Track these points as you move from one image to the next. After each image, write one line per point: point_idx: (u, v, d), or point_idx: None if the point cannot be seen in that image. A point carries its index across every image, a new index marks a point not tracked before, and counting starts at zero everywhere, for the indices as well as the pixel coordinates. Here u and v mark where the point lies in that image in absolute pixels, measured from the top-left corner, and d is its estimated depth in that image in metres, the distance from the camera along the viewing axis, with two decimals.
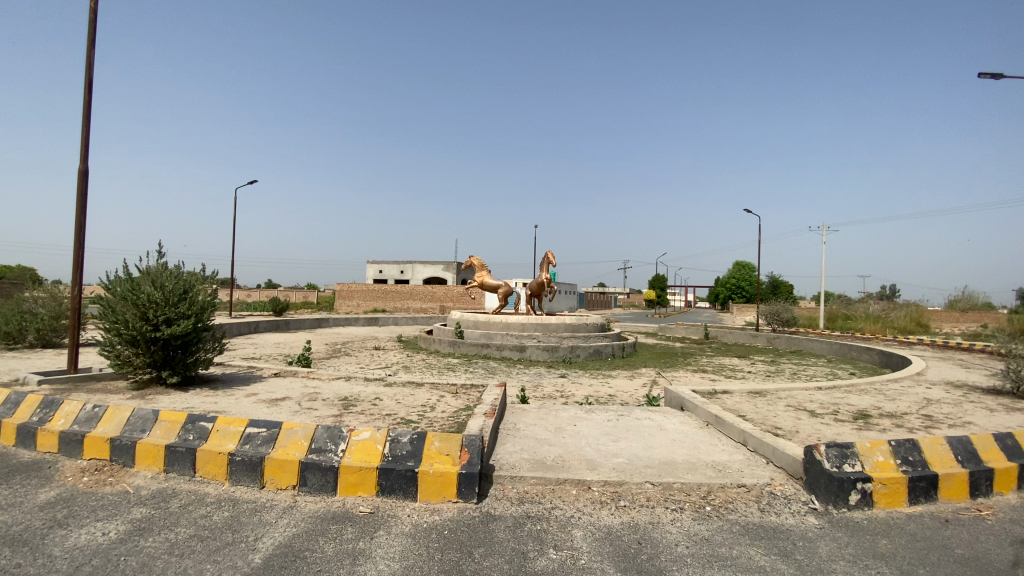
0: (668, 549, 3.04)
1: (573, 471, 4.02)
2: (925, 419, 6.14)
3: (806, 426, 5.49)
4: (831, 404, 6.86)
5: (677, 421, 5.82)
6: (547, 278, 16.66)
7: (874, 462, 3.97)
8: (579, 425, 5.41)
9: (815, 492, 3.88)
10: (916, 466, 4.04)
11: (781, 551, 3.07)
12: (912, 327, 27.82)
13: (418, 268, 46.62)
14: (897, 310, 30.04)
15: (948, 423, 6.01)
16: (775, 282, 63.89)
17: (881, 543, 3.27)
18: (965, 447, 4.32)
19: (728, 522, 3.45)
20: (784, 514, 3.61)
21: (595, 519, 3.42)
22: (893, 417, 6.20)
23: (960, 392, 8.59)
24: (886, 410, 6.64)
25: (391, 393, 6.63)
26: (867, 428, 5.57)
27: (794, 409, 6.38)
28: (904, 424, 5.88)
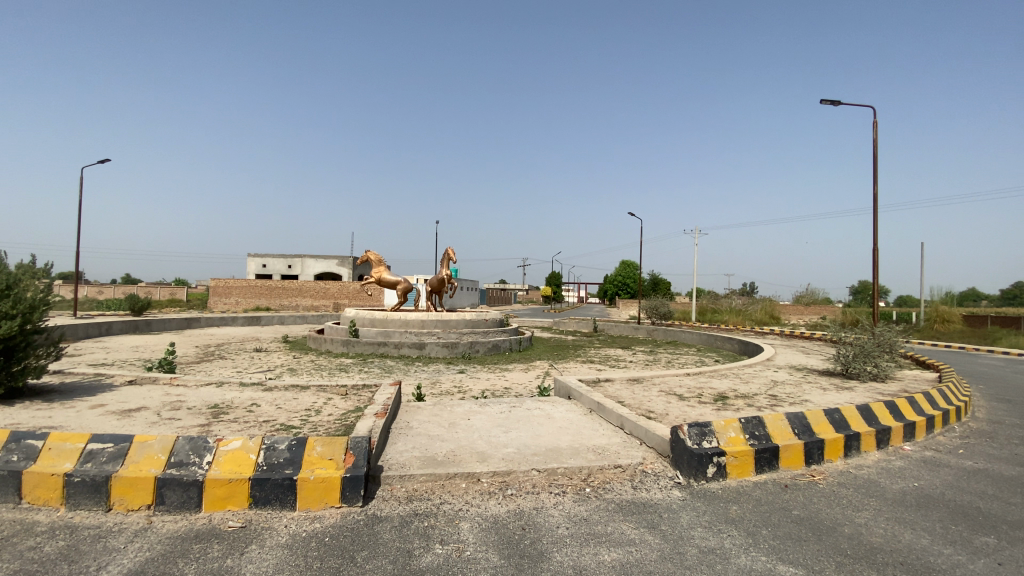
0: (550, 532, 3.18)
1: (463, 465, 4.05)
2: (772, 398, 7.09)
3: (675, 409, 6.08)
4: (697, 388, 7.67)
5: (564, 409, 6.11)
6: (447, 274, 16.58)
7: (728, 438, 4.49)
8: (471, 419, 5.46)
9: (680, 468, 4.31)
10: (762, 440, 4.65)
11: (649, 524, 3.37)
12: (766, 319, 32.01)
13: (309, 263, 43.89)
14: (754, 304, 34.37)
15: (788, 400, 7.02)
16: (658, 279, 69.79)
17: (732, 509, 3.72)
18: (801, 421, 5.07)
19: (605, 501, 3.70)
20: (653, 490, 3.97)
21: (483, 510, 3.48)
22: (746, 397, 7.10)
23: (799, 374, 10.07)
24: (741, 391, 7.58)
25: (271, 398, 6.17)
26: (725, 408, 6.31)
27: (666, 394, 7.03)
28: (754, 403, 6.76)
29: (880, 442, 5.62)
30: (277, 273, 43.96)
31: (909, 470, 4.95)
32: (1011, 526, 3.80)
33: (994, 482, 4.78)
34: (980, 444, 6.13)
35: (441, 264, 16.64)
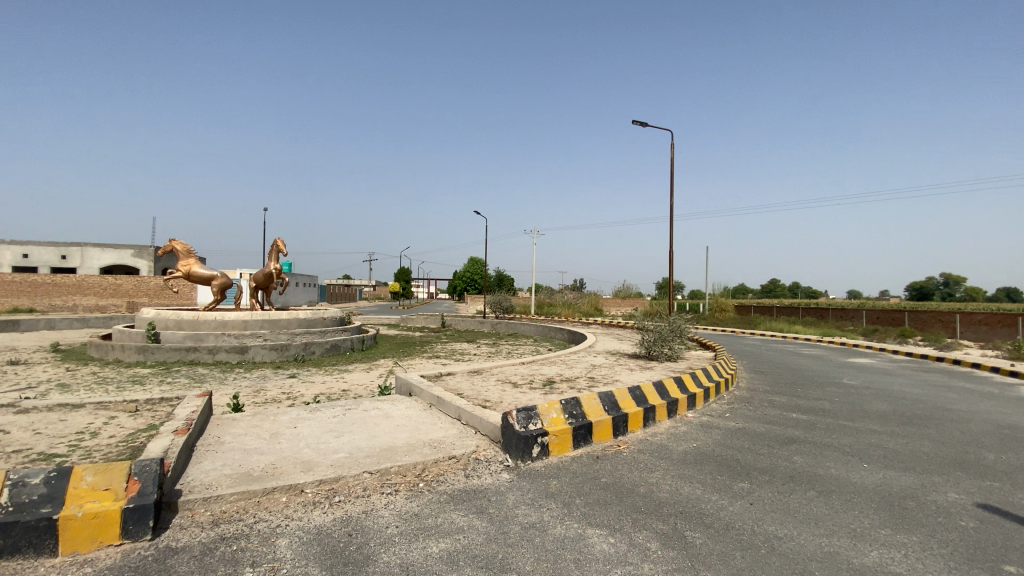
0: (378, 534, 3.12)
1: (285, 477, 3.73)
2: (593, 381, 7.95)
3: (509, 397, 6.44)
4: (530, 376, 8.24)
5: (402, 407, 6.03)
6: (277, 268, 15.07)
7: (550, 419, 4.92)
8: (298, 427, 5.05)
9: (509, 452, 4.58)
10: (578, 418, 5.21)
11: (478, 509, 3.51)
12: (592, 310, 35.84)
13: (93, 254, 35.99)
14: (583, 297, 38.19)
15: (604, 382, 7.96)
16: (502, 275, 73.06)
17: (552, 484, 4.09)
18: (611, 400, 5.80)
19: (436, 493, 3.75)
20: (484, 476, 4.15)
21: (305, 522, 3.25)
22: (570, 381, 7.87)
23: (615, 358, 11.49)
24: (567, 376, 8.36)
25: (27, 423, 4.91)
26: (552, 392, 6.90)
27: (502, 384, 7.41)
28: (577, 386, 7.52)
29: (671, 413, 6.73)
30: (44, 265, 35.15)
31: (691, 434, 6.02)
32: (757, 471, 4.86)
33: (748, 437, 6.07)
34: (740, 407, 7.73)
35: (269, 256, 15.04)
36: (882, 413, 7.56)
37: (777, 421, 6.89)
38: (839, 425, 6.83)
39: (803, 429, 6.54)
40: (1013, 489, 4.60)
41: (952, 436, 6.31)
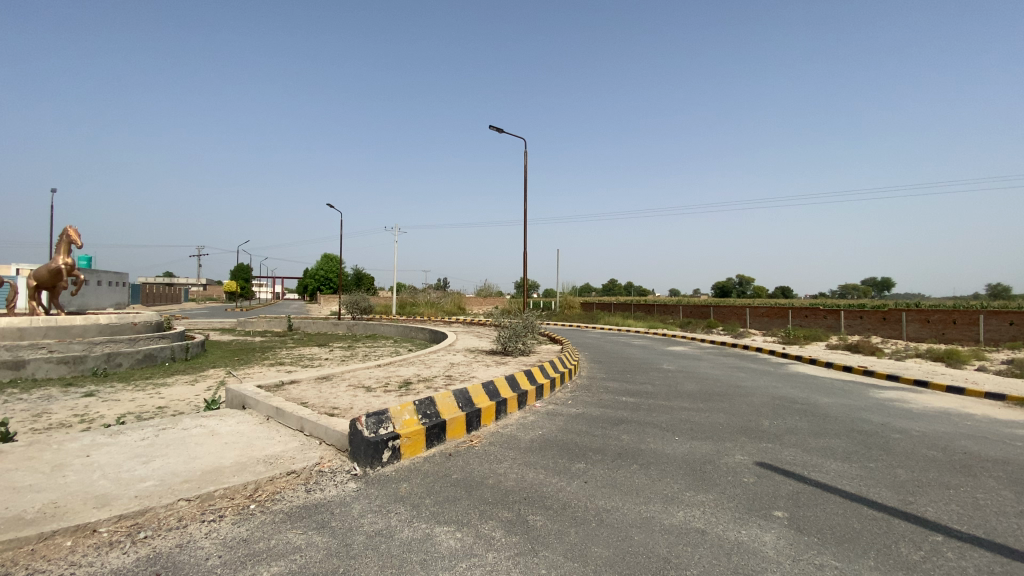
0: (197, 567, 2.75)
1: (70, 517, 3.07)
2: (448, 379, 8.01)
3: (359, 401, 6.16)
4: (384, 378, 7.99)
5: (233, 422, 5.39)
6: (69, 263, 12.34)
7: (402, 421, 4.84)
8: (93, 455, 4.20)
9: (356, 459, 4.40)
10: (431, 417, 5.20)
11: (319, 524, 3.30)
12: (455, 309, 36.10)
13: None
14: (446, 296, 38.21)
15: (459, 379, 8.07)
16: (360, 274, 69.64)
17: (402, 487, 4.03)
18: (464, 397, 5.91)
19: (270, 514, 3.43)
20: (327, 488, 3.91)
21: (97, 568, 2.72)
22: (426, 381, 7.81)
23: (473, 355, 11.73)
24: (423, 376, 8.29)
25: None
26: (406, 393, 6.79)
27: (353, 388, 7.06)
28: (432, 385, 7.50)
29: (520, 405, 7.10)
30: None
31: (538, 423, 6.42)
32: (593, 451, 5.39)
33: (587, 422, 6.67)
34: (582, 395, 8.47)
35: (57, 249, 12.25)
36: (692, 392, 8.92)
37: (611, 405, 7.71)
38: (660, 404, 7.89)
39: (632, 410, 7.42)
40: (779, 447, 5.80)
41: (740, 408, 7.73)
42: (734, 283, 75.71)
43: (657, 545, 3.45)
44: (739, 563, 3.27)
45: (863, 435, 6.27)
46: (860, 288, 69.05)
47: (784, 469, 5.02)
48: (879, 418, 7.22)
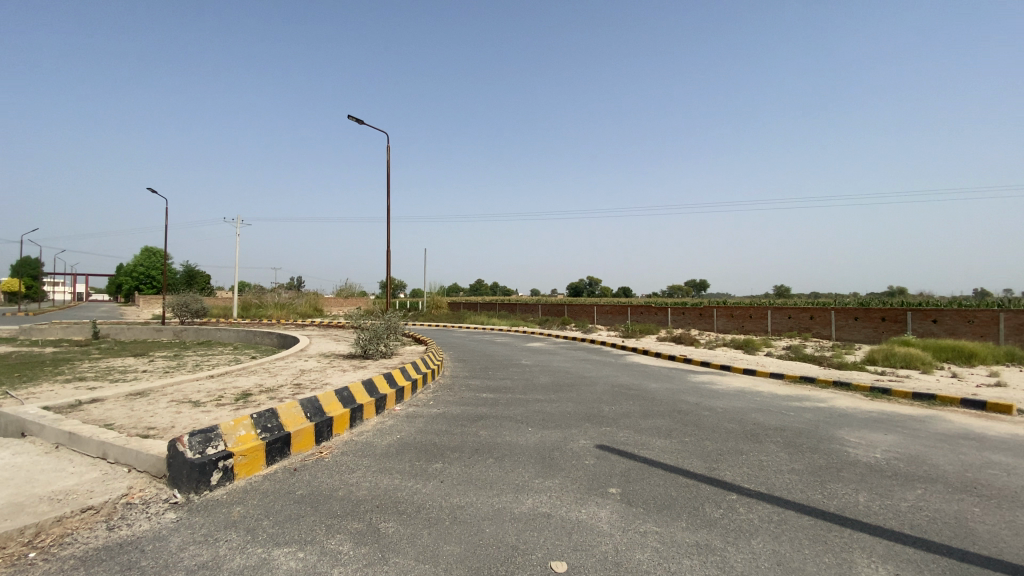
0: None
1: None
2: (297, 387, 7.39)
3: (185, 418, 5.39)
4: (217, 390, 7.09)
5: (4, 454, 4.32)
6: None
7: (236, 438, 4.36)
8: None
9: (178, 485, 3.85)
10: (273, 431, 4.77)
11: (125, 566, 2.82)
12: (310, 311, 33.49)
13: None
14: (299, 297, 35.20)
15: (310, 387, 7.51)
16: (193, 271, 60.74)
17: (235, 512, 3.62)
18: (313, 406, 5.53)
19: (56, 562, 2.83)
20: (137, 523, 3.35)
21: None
22: (270, 391, 7.13)
23: (327, 360, 11.01)
24: (267, 386, 7.55)
25: None
26: (244, 406, 6.11)
27: (177, 403, 6.14)
28: (277, 395, 6.86)
29: (377, 409, 6.87)
30: None
31: (395, 427, 6.27)
32: (450, 450, 5.44)
33: (445, 421, 6.71)
34: (442, 394, 8.48)
35: None
36: (546, 385, 9.51)
37: (470, 402, 7.86)
38: (516, 398, 8.27)
39: (490, 406, 7.65)
40: (616, 429, 6.46)
41: (586, 397, 8.45)
42: (586, 283, 82.74)
43: (506, 534, 3.61)
44: (578, 540, 3.57)
45: (683, 415, 7.29)
46: (685, 288, 80.34)
47: (620, 450, 5.62)
48: (695, 398, 8.47)
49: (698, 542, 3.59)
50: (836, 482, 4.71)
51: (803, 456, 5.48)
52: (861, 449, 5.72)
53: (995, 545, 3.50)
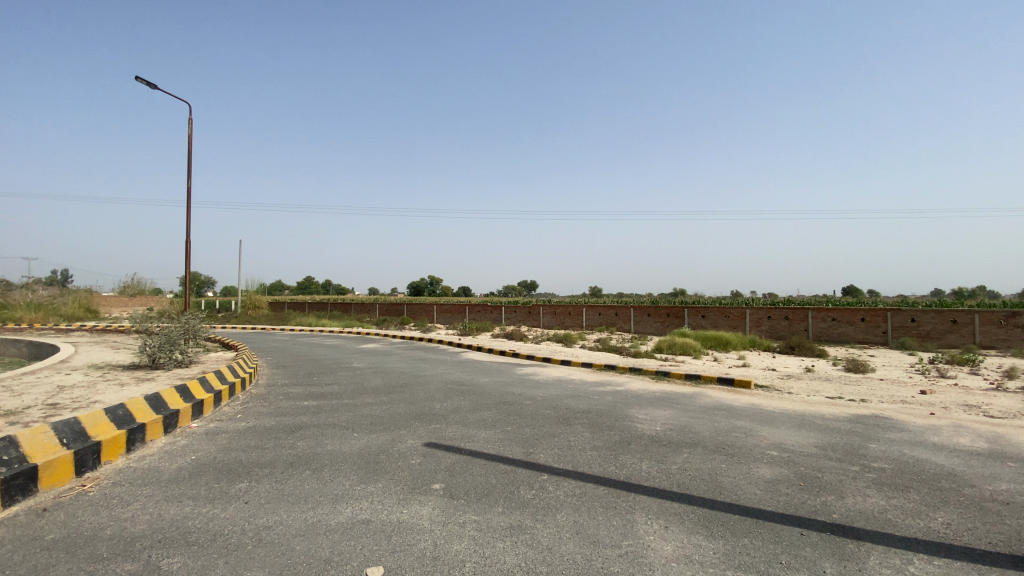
0: None
1: None
2: (53, 408, 5.91)
3: None
4: None
5: None
6: None
7: None
8: None
9: None
10: (11, 465, 3.78)
11: None
12: (79, 313, 27.17)
13: None
14: (64, 295, 28.21)
15: (72, 406, 6.07)
16: None
17: None
18: (74, 430, 4.51)
19: None
20: None
21: None
22: (9, 414, 5.57)
23: (99, 373, 9.00)
24: (4, 408, 5.88)
25: None
26: None
27: None
28: (19, 419, 5.40)
29: (168, 427, 5.88)
30: None
31: (190, 447, 5.42)
32: (259, 467, 4.91)
33: (255, 434, 6.03)
34: (255, 405, 7.60)
35: None
36: (375, 387, 9.20)
37: (288, 412, 7.20)
38: (341, 403, 7.84)
39: (310, 414, 7.11)
40: (445, 426, 6.57)
41: (417, 396, 8.40)
42: (425, 283, 82.48)
43: (320, 548, 3.40)
44: (398, 542, 3.54)
45: (507, 406, 7.75)
46: (516, 288, 85.17)
47: (445, 445, 5.73)
48: (519, 389, 9.07)
49: (512, 524, 3.86)
50: (627, 455, 5.50)
51: (603, 434, 6.27)
52: (648, 425, 6.77)
53: (732, 492, 4.47)
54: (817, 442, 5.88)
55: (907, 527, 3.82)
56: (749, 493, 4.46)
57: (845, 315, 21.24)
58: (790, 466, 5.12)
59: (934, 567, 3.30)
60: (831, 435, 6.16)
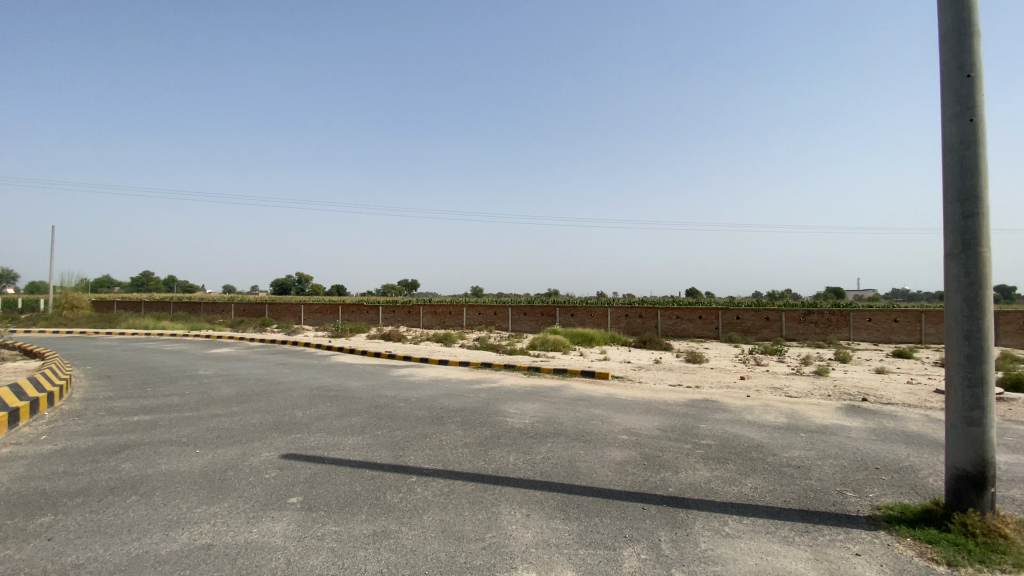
0: None
1: None
2: None
3: None
4: None
5: None
6: None
7: None
8: None
9: None
10: None
11: None
12: None
13: None
14: None
15: None
16: None
17: None
18: None
19: None
20: None
21: None
22: None
23: None
24: None
25: None
26: None
27: None
28: None
29: None
30: None
31: None
32: (68, 496, 4.14)
33: (64, 459, 5.05)
34: (66, 424, 6.36)
35: None
36: (226, 397, 8.27)
37: (112, 430, 6.16)
38: (182, 417, 6.91)
39: (142, 431, 6.16)
40: (307, 435, 6.15)
41: (276, 405, 7.74)
42: (292, 281, 76.41)
43: None
44: (245, 564, 3.23)
45: (378, 409, 7.49)
46: (395, 287, 82.42)
47: (307, 455, 5.37)
48: (392, 392, 8.84)
49: (375, 530, 3.75)
50: (495, 449, 5.66)
51: (473, 431, 6.37)
52: (518, 419, 7.04)
53: (588, 476, 4.85)
54: (661, 425, 6.63)
55: (725, 493, 4.49)
56: (603, 475, 4.88)
57: (686, 313, 24.18)
58: (637, 448, 5.71)
59: (742, 525, 3.92)
60: (673, 419, 6.99)
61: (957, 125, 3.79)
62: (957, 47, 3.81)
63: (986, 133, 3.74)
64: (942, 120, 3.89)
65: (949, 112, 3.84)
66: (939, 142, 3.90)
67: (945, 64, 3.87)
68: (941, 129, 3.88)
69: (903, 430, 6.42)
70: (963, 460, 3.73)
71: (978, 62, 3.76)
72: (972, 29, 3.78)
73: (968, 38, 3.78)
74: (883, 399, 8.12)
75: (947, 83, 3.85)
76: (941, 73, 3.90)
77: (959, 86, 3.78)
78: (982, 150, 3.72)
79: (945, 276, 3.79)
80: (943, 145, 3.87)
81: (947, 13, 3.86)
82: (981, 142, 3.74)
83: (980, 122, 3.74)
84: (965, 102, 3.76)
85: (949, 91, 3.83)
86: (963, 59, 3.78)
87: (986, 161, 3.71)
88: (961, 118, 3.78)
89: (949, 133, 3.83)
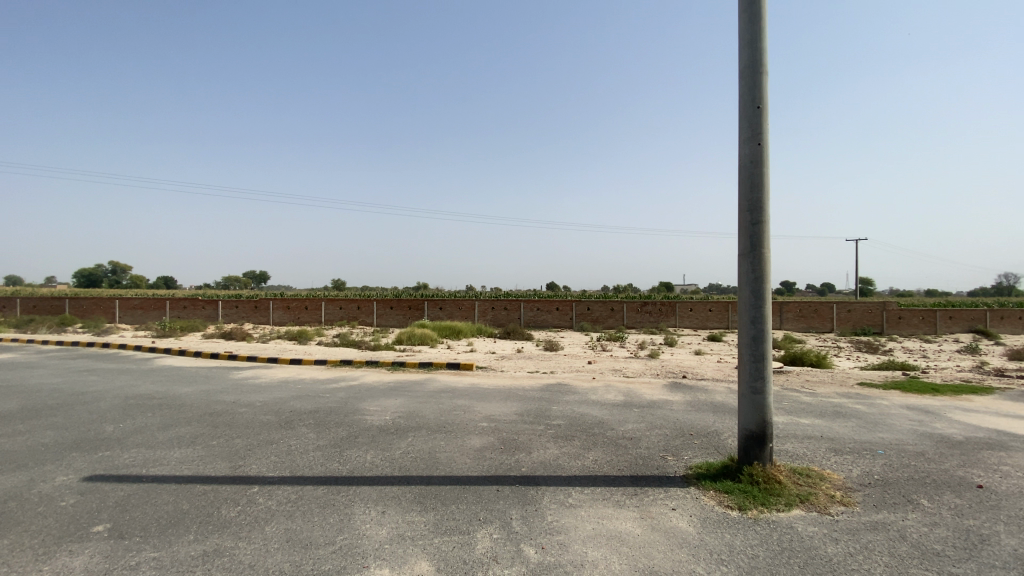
0: None
1: None
2: None
3: None
4: None
5: None
6: None
7: None
8: None
9: None
10: None
11: None
12: None
13: None
14: None
15: None
16: None
17: None
18: None
19: None
20: None
21: None
22: None
23: None
24: None
25: None
26: None
27: None
28: None
29: None
30: None
31: None
32: None
33: None
34: None
35: None
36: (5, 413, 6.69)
37: None
38: None
39: None
40: (120, 451, 5.26)
41: (78, 419, 6.47)
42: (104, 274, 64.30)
43: None
44: None
45: (215, 417, 6.70)
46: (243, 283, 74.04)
47: (120, 475, 4.61)
48: (233, 396, 7.96)
49: (206, 550, 3.38)
50: (351, 449, 5.46)
51: (328, 432, 6.06)
52: (378, 415, 6.87)
53: (447, 466, 4.93)
54: (518, 410, 6.99)
55: (570, 467, 4.93)
56: (461, 463, 5.00)
57: (545, 305, 25.72)
58: (495, 434, 5.97)
59: (584, 495, 4.33)
60: (528, 403, 7.41)
61: (749, 147, 4.61)
62: (752, 81, 4.62)
63: (769, 155, 4.60)
64: (740, 142, 4.69)
65: (744, 135, 4.65)
66: (737, 160, 4.71)
67: (742, 96, 4.68)
68: (739, 149, 4.68)
69: (712, 401, 7.66)
70: (749, 423, 4.58)
71: (765, 96, 4.60)
72: (761, 69, 4.61)
73: (758, 76, 4.60)
74: (699, 376, 9.61)
75: (743, 112, 4.66)
76: (740, 102, 4.69)
77: (751, 115, 4.60)
78: (765, 169, 4.57)
79: (738, 272, 4.60)
80: (740, 163, 4.68)
81: (745, 53, 4.66)
82: (765, 162, 4.59)
83: (765, 145, 4.59)
84: (756, 129, 4.59)
85: (745, 118, 4.64)
86: (755, 92, 4.61)
87: (769, 179, 4.56)
88: (752, 141, 4.60)
89: (743, 153, 4.65)
